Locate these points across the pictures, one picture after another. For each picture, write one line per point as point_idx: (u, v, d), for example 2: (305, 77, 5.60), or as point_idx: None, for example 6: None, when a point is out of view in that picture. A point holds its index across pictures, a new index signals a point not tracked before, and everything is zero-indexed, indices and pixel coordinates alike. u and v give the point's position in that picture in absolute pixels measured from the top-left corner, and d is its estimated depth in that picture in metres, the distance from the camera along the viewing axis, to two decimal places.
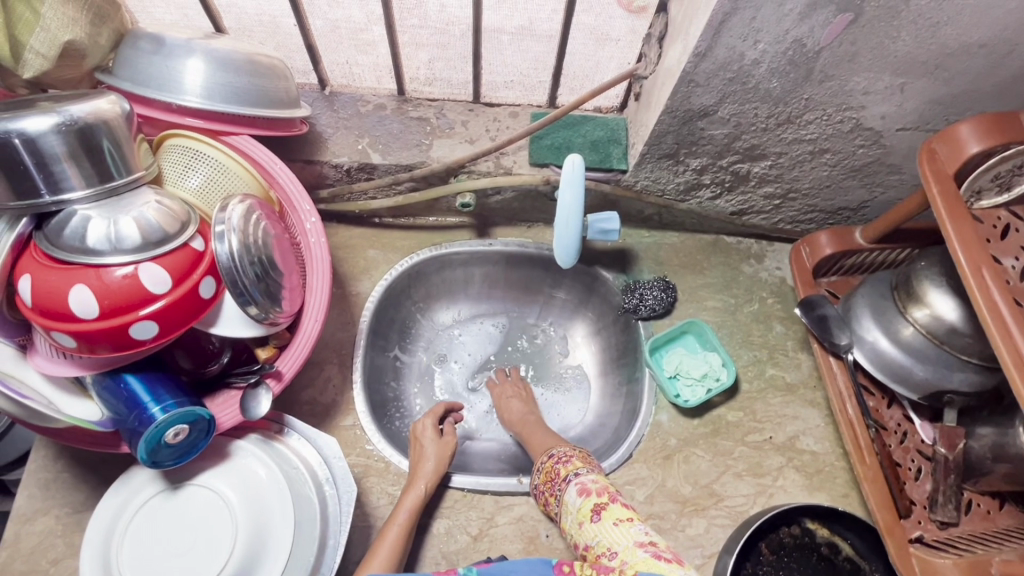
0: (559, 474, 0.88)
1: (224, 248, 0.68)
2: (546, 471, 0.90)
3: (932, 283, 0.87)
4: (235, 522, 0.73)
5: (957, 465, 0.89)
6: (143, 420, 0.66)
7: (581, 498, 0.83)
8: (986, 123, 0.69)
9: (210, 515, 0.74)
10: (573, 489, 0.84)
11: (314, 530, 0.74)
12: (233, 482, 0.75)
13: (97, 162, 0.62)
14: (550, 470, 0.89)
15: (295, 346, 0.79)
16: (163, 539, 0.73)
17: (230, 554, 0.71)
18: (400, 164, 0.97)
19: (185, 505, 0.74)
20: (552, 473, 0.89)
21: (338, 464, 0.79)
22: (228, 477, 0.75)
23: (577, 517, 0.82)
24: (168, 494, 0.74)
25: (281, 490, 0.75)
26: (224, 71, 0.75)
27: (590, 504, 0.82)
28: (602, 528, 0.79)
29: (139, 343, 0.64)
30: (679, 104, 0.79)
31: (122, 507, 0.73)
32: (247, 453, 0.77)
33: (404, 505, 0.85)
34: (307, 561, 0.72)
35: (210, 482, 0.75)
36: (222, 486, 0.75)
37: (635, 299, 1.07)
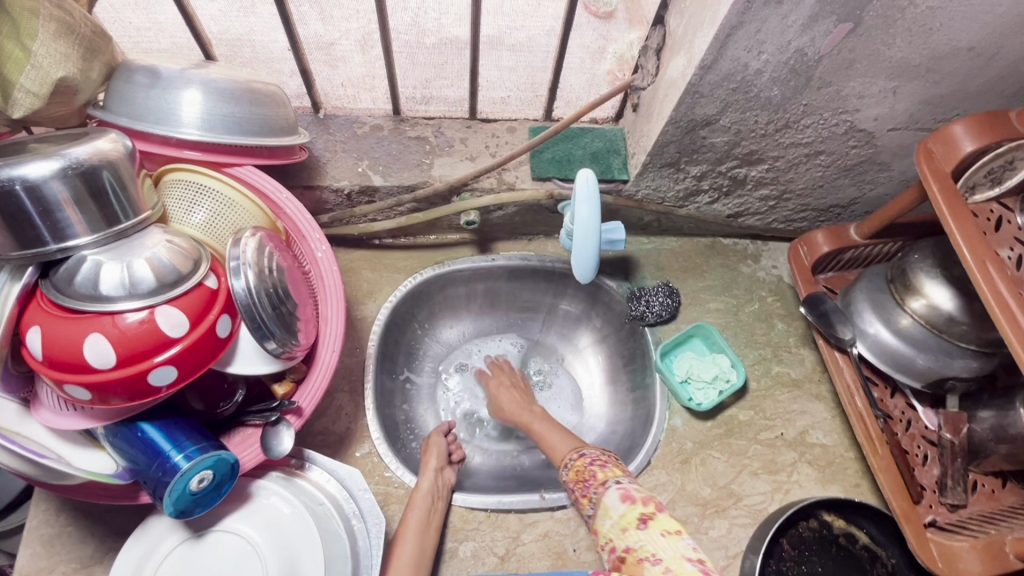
0: (597, 477, 0.85)
1: (241, 283, 0.66)
2: (579, 469, 0.88)
3: (927, 275, 0.90)
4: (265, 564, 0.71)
5: (963, 450, 0.93)
6: (167, 469, 0.63)
7: (626, 506, 0.79)
8: (978, 124, 0.72)
9: (238, 561, 0.71)
10: (615, 494, 0.81)
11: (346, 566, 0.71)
12: (259, 523, 0.73)
13: (103, 205, 0.60)
14: (585, 469, 0.87)
15: (313, 378, 0.77)
16: None
17: None
18: (402, 185, 0.96)
19: (212, 552, 0.71)
20: (586, 473, 0.86)
21: (367, 496, 0.77)
22: (253, 518, 0.73)
23: (618, 523, 0.78)
24: (192, 542, 0.71)
25: (309, 527, 0.72)
26: (224, 102, 0.72)
27: (636, 513, 0.77)
28: (648, 536, 0.75)
29: (156, 390, 0.62)
30: (683, 115, 0.81)
31: (145, 557, 0.70)
32: (272, 492, 0.75)
33: (413, 505, 0.87)
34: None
35: (235, 525, 0.73)
36: (248, 529, 0.72)
37: (642, 306, 1.07)
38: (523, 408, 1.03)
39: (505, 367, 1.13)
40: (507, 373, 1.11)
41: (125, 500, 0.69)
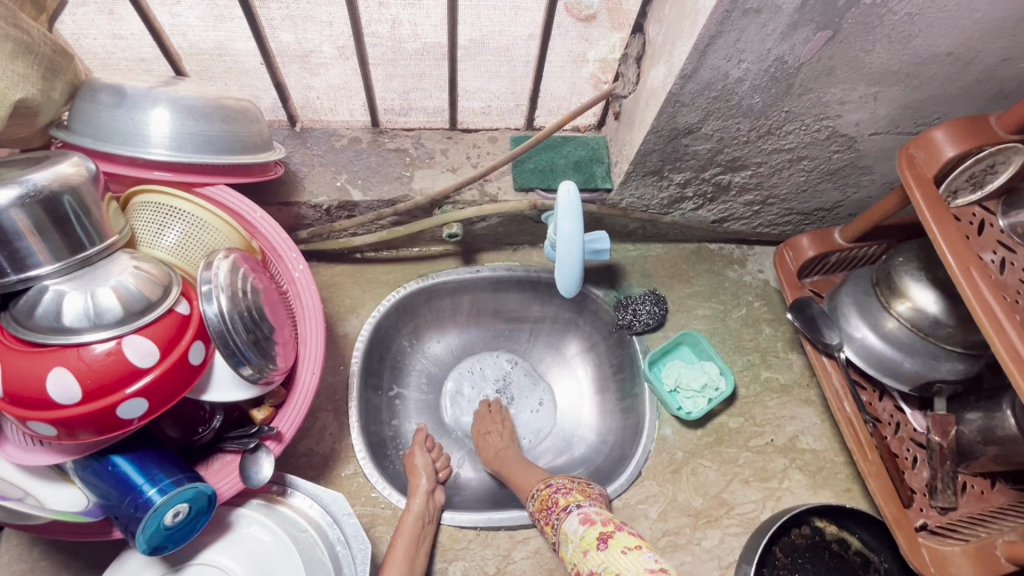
0: (559, 503, 0.85)
1: (213, 308, 0.64)
2: (543, 498, 0.88)
3: (912, 278, 0.90)
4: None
5: (951, 452, 0.93)
6: (139, 505, 0.61)
7: (585, 527, 0.80)
8: (960, 128, 0.71)
9: None
10: (574, 517, 0.82)
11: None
12: (239, 554, 0.70)
13: (65, 232, 0.57)
14: (548, 497, 0.87)
15: (293, 402, 0.75)
16: None
17: None
18: (382, 199, 0.94)
19: None
20: (549, 501, 0.87)
21: (350, 521, 0.74)
22: (233, 550, 0.71)
23: (580, 545, 0.79)
24: None
25: (291, 556, 0.71)
26: (193, 120, 0.70)
27: (595, 534, 0.79)
28: (609, 556, 0.76)
29: (126, 423, 0.59)
30: (665, 124, 0.80)
31: None
32: (251, 521, 0.73)
33: (403, 526, 0.85)
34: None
35: (215, 557, 0.70)
36: (227, 560, 0.70)
37: (629, 315, 1.06)
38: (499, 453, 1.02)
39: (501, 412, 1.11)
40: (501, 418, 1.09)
41: (98, 536, 0.66)
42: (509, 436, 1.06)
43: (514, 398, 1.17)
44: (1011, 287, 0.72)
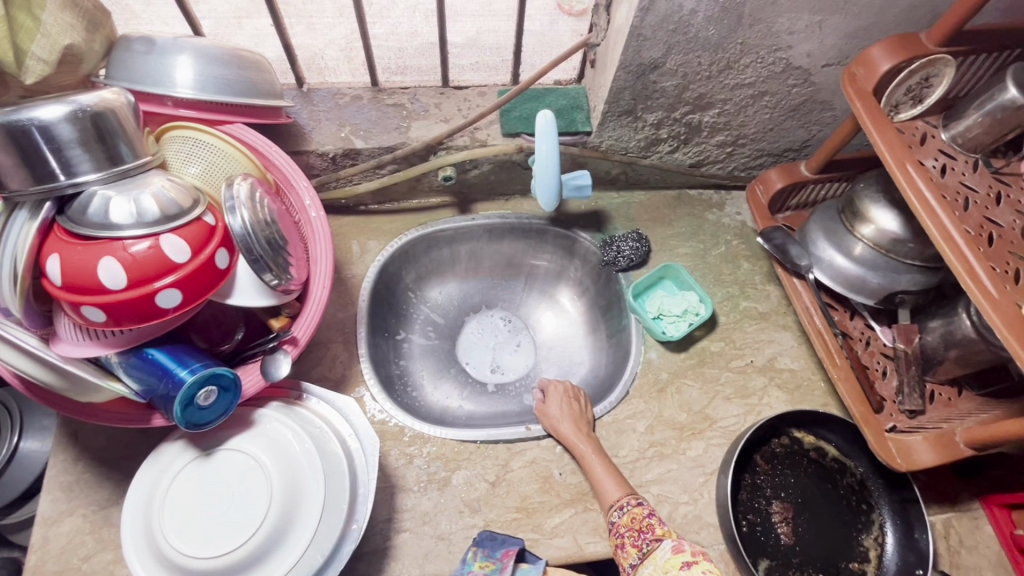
0: (653, 531, 0.82)
1: (237, 220, 0.74)
2: (634, 516, 0.84)
3: (872, 200, 0.98)
4: (270, 481, 0.77)
5: (915, 358, 0.99)
6: (174, 384, 0.70)
7: (673, 552, 0.77)
8: (892, 45, 0.80)
9: (244, 476, 0.77)
10: (667, 547, 0.79)
11: (344, 481, 0.78)
12: (262, 443, 0.79)
13: (106, 145, 0.67)
14: (641, 518, 0.84)
15: (306, 312, 0.84)
16: (201, 501, 0.76)
17: (269, 507, 0.75)
18: (382, 146, 1.04)
19: (218, 469, 0.78)
20: (643, 522, 0.83)
21: (360, 419, 0.83)
22: (257, 440, 0.79)
23: (661, 568, 0.77)
24: (202, 460, 0.78)
25: (308, 448, 0.79)
26: (214, 65, 0.80)
27: (681, 559, 0.76)
28: None
29: (163, 312, 0.69)
30: (632, 59, 0.89)
31: (160, 476, 0.77)
32: (272, 418, 0.81)
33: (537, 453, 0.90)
34: (341, 509, 0.76)
35: (242, 444, 0.79)
36: (253, 448, 0.78)
37: (613, 252, 1.15)
38: (579, 433, 0.96)
39: (575, 391, 1.04)
40: (580, 404, 1.02)
41: (138, 422, 0.76)
42: (583, 420, 0.99)
43: (493, 341, 1.25)
44: (950, 188, 0.80)
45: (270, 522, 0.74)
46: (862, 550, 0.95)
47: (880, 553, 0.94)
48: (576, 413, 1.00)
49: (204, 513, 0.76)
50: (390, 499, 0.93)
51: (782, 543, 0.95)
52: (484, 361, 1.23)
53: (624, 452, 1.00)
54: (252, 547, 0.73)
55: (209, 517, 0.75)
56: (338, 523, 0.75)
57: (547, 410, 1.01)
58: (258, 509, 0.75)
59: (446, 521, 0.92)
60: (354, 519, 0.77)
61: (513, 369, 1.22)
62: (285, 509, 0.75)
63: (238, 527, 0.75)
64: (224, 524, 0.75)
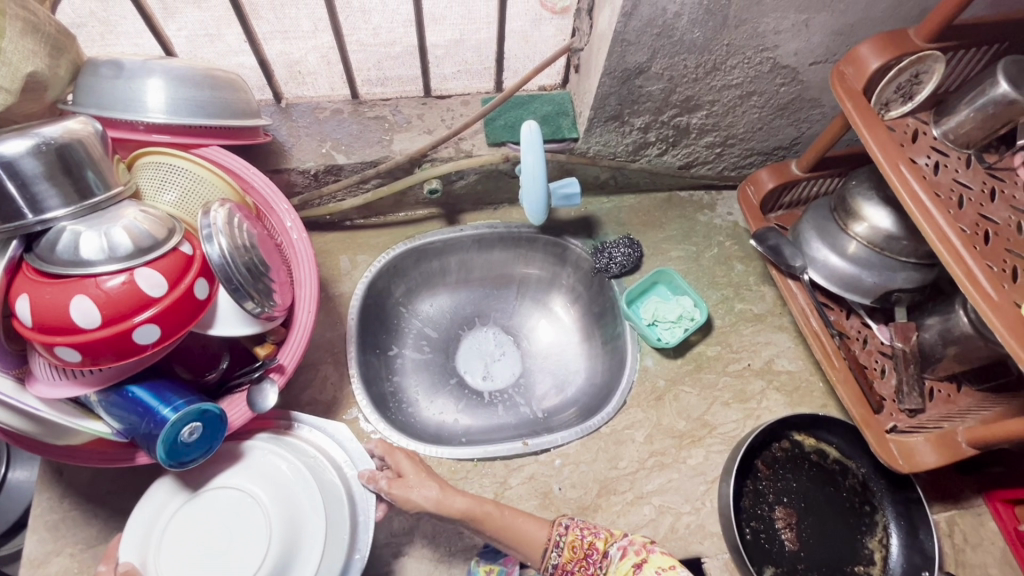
0: (597, 548, 0.79)
1: (215, 249, 0.71)
2: (573, 545, 0.79)
3: (865, 198, 0.96)
4: (268, 516, 0.74)
5: (914, 356, 0.98)
6: (157, 423, 0.68)
7: (623, 559, 0.76)
8: (880, 42, 0.78)
9: (240, 513, 0.75)
10: (616, 556, 0.77)
11: (344, 510, 0.78)
12: (258, 478, 0.77)
13: (74, 178, 0.64)
14: (580, 543, 0.79)
15: (292, 339, 0.81)
16: (196, 542, 0.74)
17: (269, 545, 0.73)
18: (365, 161, 1.01)
19: (211, 507, 0.75)
20: (583, 545, 0.79)
21: (355, 446, 0.84)
22: (249, 474, 0.77)
23: None
24: (193, 500, 0.76)
25: (306, 478, 0.78)
26: (186, 87, 0.78)
27: (630, 562, 0.75)
28: None
29: (142, 349, 0.66)
30: (616, 64, 0.87)
31: (152, 519, 0.74)
32: (263, 450, 0.79)
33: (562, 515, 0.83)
34: (343, 539, 0.76)
35: (235, 480, 0.77)
36: (248, 482, 0.76)
37: (605, 258, 1.13)
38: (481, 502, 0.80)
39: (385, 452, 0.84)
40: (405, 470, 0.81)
41: (121, 462, 0.73)
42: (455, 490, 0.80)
43: (485, 352, 1.23)
44: (944, 186, 0.79)
45: (271, 561, 0.72)
46: (868, 553, 0.94)
47: (885, 555, 0.93)
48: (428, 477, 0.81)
49: (199, 555, 0.73)
50: (388, 523, 0.91)
51: (786, 550, 0.94)
52: (477, 373, 1.20)
53: (623, 463, 0.98)
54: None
55: (204, 559, 0.73)
56: (342, 553, 0.75)
57: (389, 492, 0.78)
58: (256, 547, 0.73)
59: (444, 544, 0.90)
60: (355, 548, 0.77)
61: (507, 379, 1.20)
62: (285, 545, 0.73)
63: (237, 567, 0.72)
64: (221, 565, 0.72)
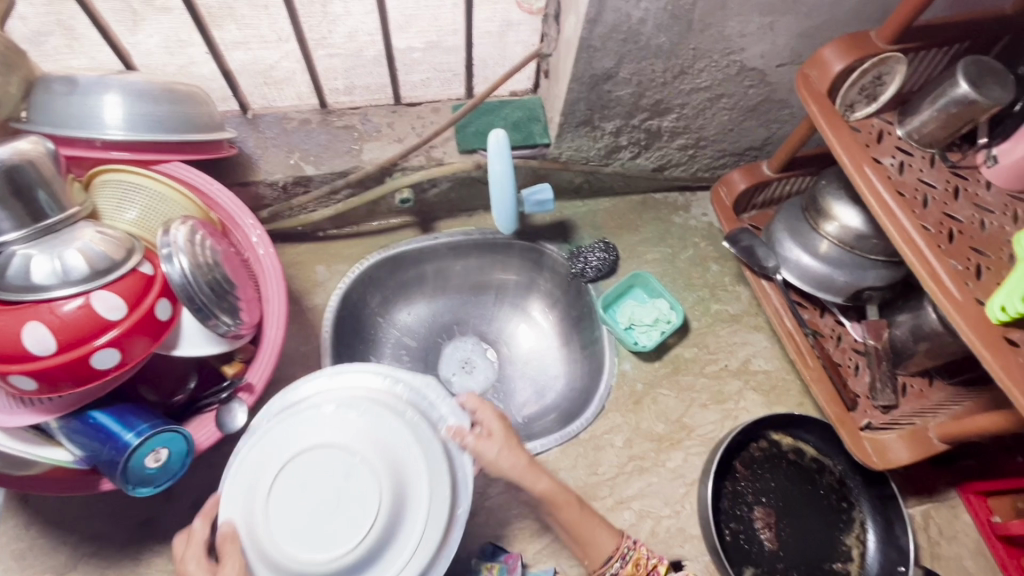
0: (658, 573, 0.80)
1: (176, 268, 0.69)
2: (638, 562, 0.79)
3: (835, 197, 0.96)
4: (372, 473, 0.72)
5: (886, 352, 1.00)
6: (119, 448, 0.66)
7: None
8: (842, 44, 0.79)
9: (340, 472, 0.72)
10: None
11: (443, 466, 0.75)
12: (354, 435, 0.73)
13: (25, 200, 0.62)
14: (644, 563, 0.80)
15: (261, 357, 0.80)
16: (301, 505, 0.71)
17: (379, 503, 0.71)
18: (334, 172, 1.00)
19: (310, 468, 0.72)
20: (646, 565, 0.80)
21: (447, 402, 0.81)
22: (346, 430, 0.74)
23: None
24: (292, 460, 0.72)
25: (405, 432, 0.75)
26: (144, 102, 0.76)
27: None
28: None
29: (103, 373, 0.65)
30: (584, 71, 0.87)
31: (254, 486, 0.72)
32: (364, 403, 0.76)
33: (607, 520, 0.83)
34: (446, 494, 0.74)
35: (332, 437, 0.73)
36: (347, 439, 0.73)
37: (580, 263, 1.13)
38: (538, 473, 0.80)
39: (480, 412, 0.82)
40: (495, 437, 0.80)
41: (83, 490, 0.71)
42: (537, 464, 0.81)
43: (465, 360, 1.22)
44: (909, 186, 0.80)
45: (383, 518, 0.70)
46: (845, 549, 0.95)
47: (862, 551, 0.95)
48: (514, 448, 0.80)
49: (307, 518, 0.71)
50: None
51: (766, 549, 0.95)
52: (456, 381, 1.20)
53: (603, 469, 0.98)
54: (366, 547, 0.69)
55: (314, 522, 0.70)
56: (447, 509, 0.73)
57: (479, 450, 0.78)
58: (365, 509, 0.71)
59: None
60: (457, 502, 0.75)
61: (488, 386, 1.20)
62: (394, 503, 0.71)
63: (348, 527, 0.70)
64: (330, 527, 0.70)
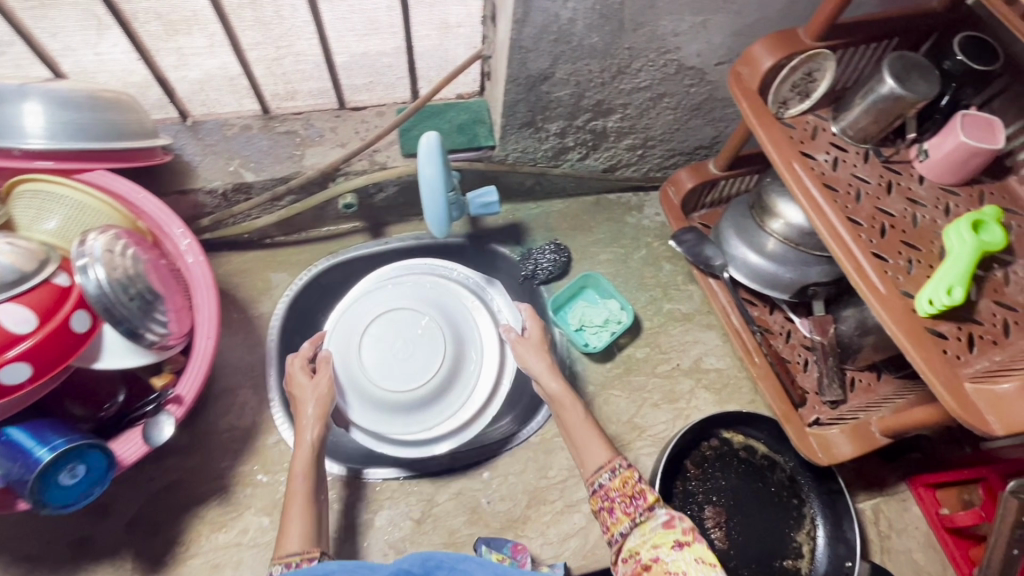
0: (646, 497, 0.73)
1: (91, 280, 0.67)
2: (625, 479, 0.77)
3: (778, 194, 0.95)
4: (442, 338, 1.01)
5: (833, 349, 0.99)
6: (30, 465, 0.64)
7: (665, 526, 0.68)
8: (772, 41, 0.79)
9: (420, 333, 1.01)
10: (659, 517, 0.70)
11: (495, 346, 1.03)
12: (432, 311, 1.03)
13: None
14: (632, 483, 0.76)
15: (191, 368, 0.78)
16: (386, 352, 1.00)
17: (444, 361, 1.00)
18: (275, 178, 0.99)
19: (398, 329, 1.01)
20: (634, 488, 0.75)
21: (506, 305, 1.07)
22: (427, 304, 1.03)
23: (650, 541, 0.68)
24: (386, 319, 1.02)
25: (468, 315, 1.05)
26: (65, 110, 0.74)
27: (673, 536, 0.67)
28: (678, 562, 0.64)
29: (15, 388, 0.64)
30: (519, 71, 0.86)
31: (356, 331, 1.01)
32: (438, 291, 1.06)
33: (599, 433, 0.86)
34: (495, 365, 1.02)
35: (419, 308, 1.03)
36: (427, 311, 1.03)
37: (531, 264, 1.13)
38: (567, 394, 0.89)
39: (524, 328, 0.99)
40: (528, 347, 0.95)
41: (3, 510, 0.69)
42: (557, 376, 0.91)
43: None
44: (842, 181, 0.80)
45: (444, 371, 1.00)
46: (795, 546, 0.95)
47: (812, 548, 0.94)
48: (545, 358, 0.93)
49: (391, 359, 1.00)
50: None
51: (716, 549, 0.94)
52: None
53: (553, 472, 0.97)
54: (429, 389, 0.99)
55: (395, 362, 1.00)
56: (494, 376, 1.01)
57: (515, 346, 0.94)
58: (435, 358, 1.01)
59: None
60: (502, 374, 1.02)
61: None
62: (454, 362, 1.01)
63: (420, 371, 1.00)
64: (407, 369, 1.00)
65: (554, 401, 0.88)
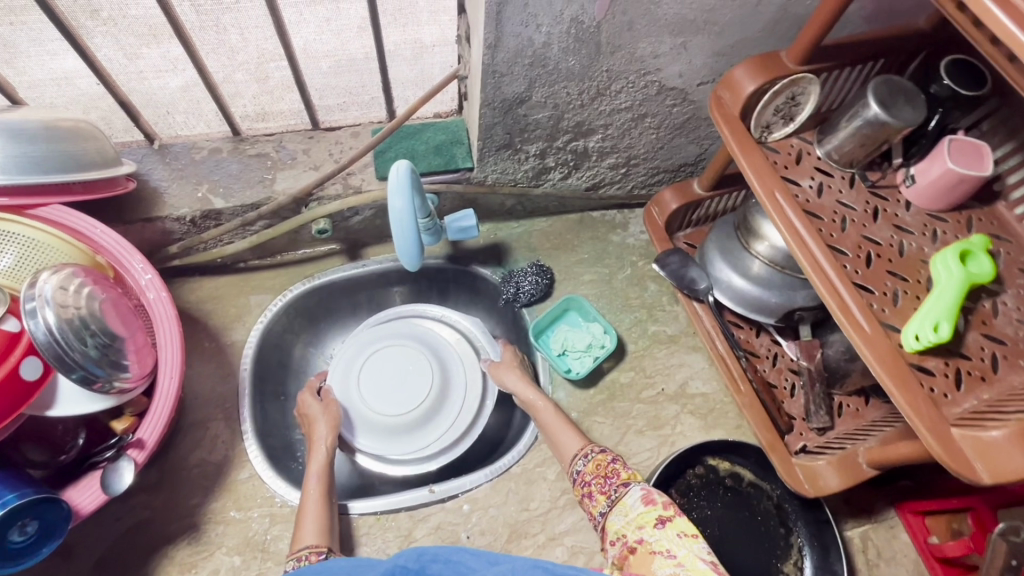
0: (619, 475, 0.81)
1: (39, 325, 0.64)
2: (598, 463, 0.84)
3: (762, 215, 0.93)
4: (430, 367, 1.10)
5: (820, 373, 0.96)
6: None
7: (644, 505, 0.74)
8: (754, 65, 0.77)
9: (409, 363, 1.10)
10: (635, 494, 0.76)
11: (478, 374, 1.11)
12: (419, 343, 1.12)
13: None
14: (606, 464, 0.83)
15: (153, 411, 0.75)
16: (379, 381, 1.08)
17: (431, 388, 1.08)
18: (245, 203, 0.95)
19: (389, 360, 1.09)
20: (608, 468, 0.82)
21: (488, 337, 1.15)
22: (415, 338, 1.12)
23: (635, 523, 0.73)
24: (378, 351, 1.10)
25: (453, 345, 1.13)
26: (18, 142, 0.70)
27: (656, 514, 0.72)
28: (664, 534, 0.69)
29: None
30: (494, 95, 0.83)
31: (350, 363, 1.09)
32: (426, 325, 1.15)
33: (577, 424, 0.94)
34: (478, 392, 1.10)
35: (407, 340, 1.11)
36: (415, 342, 1.11)
37: (512, 287, 1.10)
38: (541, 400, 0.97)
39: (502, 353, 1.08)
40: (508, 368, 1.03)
41: None
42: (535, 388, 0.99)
43: None
44: (826, 209, 0.78)
45: (432, 399, 1.08)
46: None
47: None
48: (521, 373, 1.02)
49: (388, 385, 1.09)
50: None
51: None
52: None
53: (535, 504, 0.95)
54: (421, 411, 1.07)
55: (392, 388, 1.08)
56: (478, 401, 1.09)
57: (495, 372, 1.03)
58: (424, 386, 1.09)
59: None
60: (485, 399, 1.11)
61: None
62: (441, 390, 1.09)
63: (410, 399, 1.08)
64: (399, 398, 1.08)
65: (529, 407, 0.97)
